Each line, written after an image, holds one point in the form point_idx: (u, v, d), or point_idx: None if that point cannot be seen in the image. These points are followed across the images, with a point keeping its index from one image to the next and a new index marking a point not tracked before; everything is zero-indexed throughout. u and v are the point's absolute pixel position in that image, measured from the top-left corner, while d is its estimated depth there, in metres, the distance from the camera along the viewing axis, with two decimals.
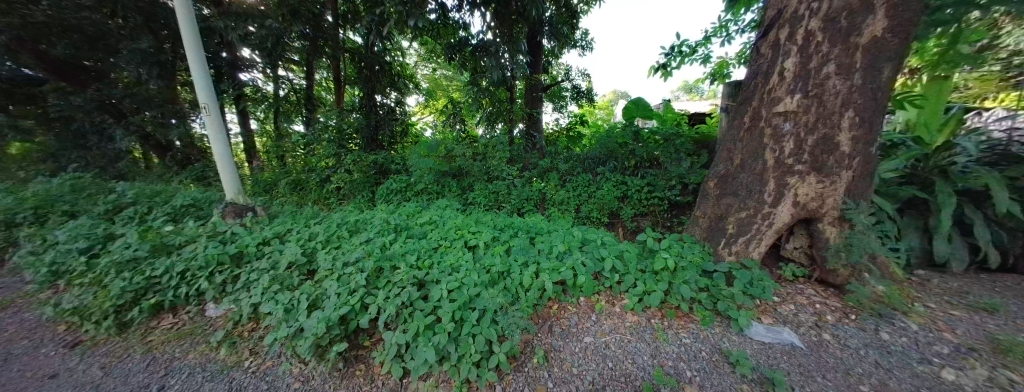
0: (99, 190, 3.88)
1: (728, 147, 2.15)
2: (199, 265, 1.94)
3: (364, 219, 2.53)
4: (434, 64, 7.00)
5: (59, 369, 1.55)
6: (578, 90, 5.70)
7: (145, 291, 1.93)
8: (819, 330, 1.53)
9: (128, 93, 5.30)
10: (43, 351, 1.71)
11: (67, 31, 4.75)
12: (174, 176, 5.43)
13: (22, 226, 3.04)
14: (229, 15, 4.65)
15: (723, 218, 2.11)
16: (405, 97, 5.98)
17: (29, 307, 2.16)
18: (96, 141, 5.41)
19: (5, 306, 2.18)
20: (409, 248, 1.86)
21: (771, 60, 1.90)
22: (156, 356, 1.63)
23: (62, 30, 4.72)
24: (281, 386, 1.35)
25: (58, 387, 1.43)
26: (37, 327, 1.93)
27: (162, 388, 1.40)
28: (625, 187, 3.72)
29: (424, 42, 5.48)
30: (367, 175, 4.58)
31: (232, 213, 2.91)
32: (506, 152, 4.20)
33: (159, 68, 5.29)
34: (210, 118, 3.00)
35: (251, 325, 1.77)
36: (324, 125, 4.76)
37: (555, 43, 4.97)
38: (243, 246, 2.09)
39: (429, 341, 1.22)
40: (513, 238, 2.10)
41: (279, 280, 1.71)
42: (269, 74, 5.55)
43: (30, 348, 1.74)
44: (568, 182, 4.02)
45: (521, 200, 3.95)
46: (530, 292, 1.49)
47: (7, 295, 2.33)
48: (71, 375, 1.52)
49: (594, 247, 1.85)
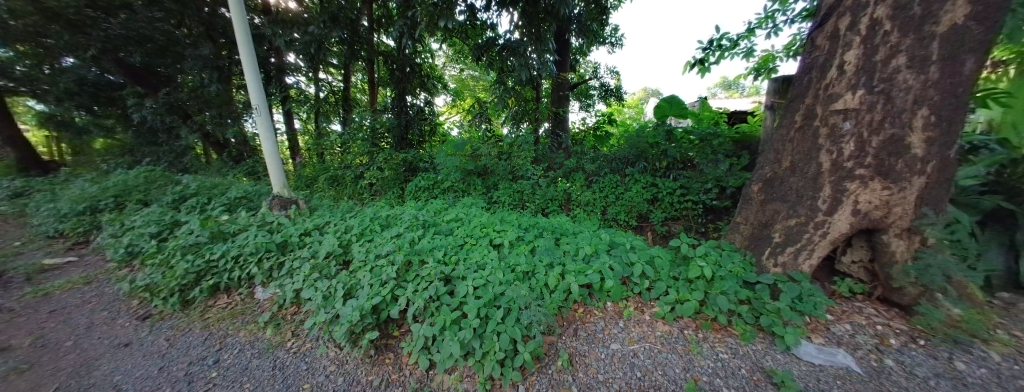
0: (167, 181, 4.36)
1: (775, 148, 2.01)
2: (250, 252, 2.13)
3: (394, 214, 2.65)
4: (461, 65, 7.18)
5: (132, 338, 1.81)
6: (605, 88, 5.57)
7: (204, 274, 2.15)
8: (879, 355, 1.36)
9: (192, 96, 6.00)
10: (120, 321, 1.98)
11: (141, 42, 5.50)
12: (230, 170, 5.98)
13: (105, 212, 3.56)
14: (277, 23, 5.08)
15: (767, 225, 1.98)
16: (434, 98, 6.19)
17: (109, 282, 2.50)
18: (166, 138, 6.25)
19: (91, 280, 2.54)
20: (437, 244, 1.91)
21: (828, 53, 1.73)
22: (213, 331, 1.81)
23: (137, 41, 5.46)
24: (318, 368, 1.44)
25: (131, 354, 1.67)
26: (115, 300, 2.23)
27: (217, 361, 1.57)
28: (655, 189, 3.61)
29: (453, 44, 5.62)
30: (397, 173, 4.78)
31: (278, 205, 3.15)
32: (531, 152, 4.21)
33: (219, 72, 5.82)
34: (261, 118, 3.28)
35: (293, 309, 1.90)
36: (359, 125, 5.03)
37: (584, 40, 4.86)
38: (288, 235, 2.26)
39: (455, 336, 1.24)
40: (538, 238, 2.09)
41: (319, 269, 1.83)
42: (311, 77, 5.97)
43: (109, 319, 2.02)
44: (594, 182, 3.97)
45: (545, 200, 3.93)
46: (555, 293, 1.46)
47: (90, 271, 2.72)
48: (139, 344, 1.76)
49: (622, 251, 1.79)
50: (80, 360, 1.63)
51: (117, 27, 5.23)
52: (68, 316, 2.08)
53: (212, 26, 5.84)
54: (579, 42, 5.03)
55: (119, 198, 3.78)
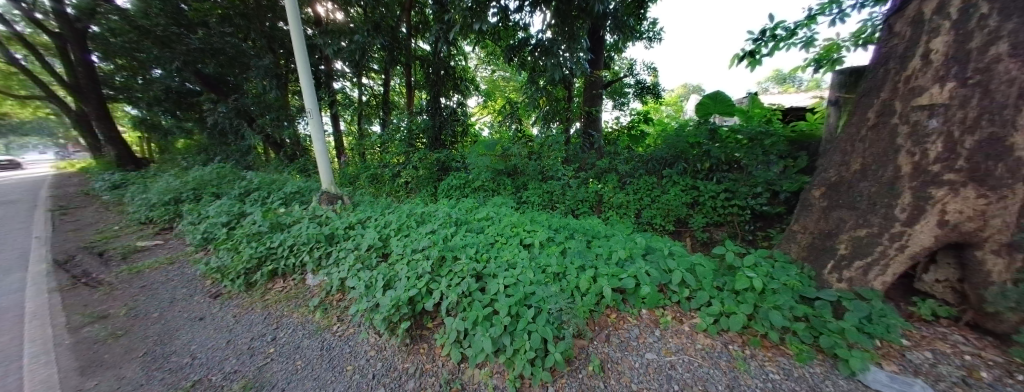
0: (234, 177, 4.95)
1: (842, 150, 1.82)
2: (303, 242, 2.36)
3: (429, 211, 2.75)
4: (493, 66, 7.29)
5: (206, 313, 2.10)
6: (642, 86, 5.33)
7: (264, 260, 2.40)
8: (967, 389, 1.09)
9: (256, 101, 6.76)
10: (197, 298, 2.30)
11: (215, 54, 6.35)
12: (285, 168, 6.62)
13: (186, 202, 4.13)
14: (328, 34, 5.60)
15: (831, 235, 1.77)
16: (466, 99, 6.34)
17: (188, 263, 2.90)
18: (234, 139, 7.13)
19: (174, 261, 2.97)
20: (469, 241, 1.96)
21: (910, 42, 1.54)
22: (271, 311, 2.03)
23: (213, 53, 6.34)
24: (359, 352, 1.55)
25: (206, 327, 1.94)
26: (193, 279, 2.58)
27: (274, 338, 1.76)
28: (696, 192, 3.41)
29: (486, 46, 5.72)
30: (431, 172, 4.99)
31: (326, 200, 3.42)
32: (561, 152, 4.19)
33: (278, 79, 6.44)
34: (312, 120, 3.61)
35: (338, 296, 2.05)
36: (397, 126, 5.33)
37: (619, 37, 4.63)
38: (335, 228, 2.46)
39: (486, 332, 1.27)
40: (569, 240, 2.06)
41: (361, 260, 1.97)
42: (355, 82, 6.42)
43: (187, 296, 2.34)
44: (628, 184, 3.84)
45: (575, 201, 3.86)
46: (587, 296, 1.43)
47: (174, 253, 3.17)
48: (212, 318, 2.04)
49: (659, 257, 1.71)
50: (167, 331, 1.93)
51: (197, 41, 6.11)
52: (156, 291, 2.44)
53: (273, 38, 6.48)
54: (613, 39, 4.85)
55: (197, 191, 4.35)
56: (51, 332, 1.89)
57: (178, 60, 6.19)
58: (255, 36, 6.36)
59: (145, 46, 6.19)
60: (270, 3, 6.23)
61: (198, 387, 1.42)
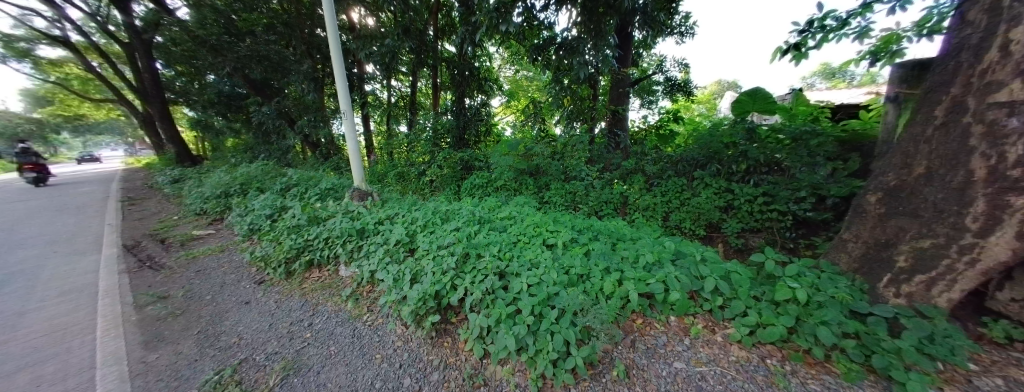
0: (276, 173, 5.35)
1: (905, 152, 1.64)
2: (336, 235, 2.51)
3: (453, 209, 2.82)
4: (517, 66, 7.30)
5: (250, 298, 2.29)
6: (672, 83, 5.12)
7: (302, 251, 2.58)
8: None
9: (295, 104, 7.26)
10: (243, 283, 2.52)
11: (261, 60, 6.83)
12: (320, 165, 7.05)
13: (235, 196, 4.54)
14: (361, 39, 5.88)
15: (889, 246, 1.59)
16: (490, 99, 6.40)
17: (236, 251, 3.18)
18: (276, 138, 7.69)
19: (224, 249, 3.27)
20: (492, 240, 1.99)
21: (986, 29, 1.35)
22: (308, 298, 2.17)
23: (259, 59, 6.82)
24: (387, 342, 1.63)
25: (249, 310, 2.12)
26: (240, 266, 2.83)
27: (311, 324, 1.89)
28: (730, 196, 3.23)
29: (510, 46, 5.74)
30: (455, 171, 5.10)
31: (357, 196, 3.60)
32: (585, 152, 4.13)
33: (316, 82, 6.91)
34: (346, 121, 3.81)
35: (368, 287, 2.15)
36: (423, 126, 5.51)
37: (649, 33, 4.42)
38: (366, 223, 2.59)
39: (509, 330, 1.28)
40: (593, 241, 2.02)
41: (390, 254, 2.07)
42: (384, 84, 6.71)
43: (235, 281, 2.57)
44: (655, 186, 3.73)
45: (599, 203, 3.79)
46: (611, 299, 1.39)
47: (224, 241, 3.49)
48: (255, 303, 2.22)
49: (690, 262, 1.63)
50: (217, 313, 2.13)
51: (246, 49, 6.59)
52: (208, 276, 2.70)
53: (311, 44, 6.94)
54: (642, 35, 4.68)
55: (244, 186, 4.76)
56: (125, 312, 2.17)
57: (230, 66, 6.78)
58: (297, 43, 6.84)
59: (202, 54, 6.87)
60: (309, 12, 6.66)
61: (243, 366, 1.57)
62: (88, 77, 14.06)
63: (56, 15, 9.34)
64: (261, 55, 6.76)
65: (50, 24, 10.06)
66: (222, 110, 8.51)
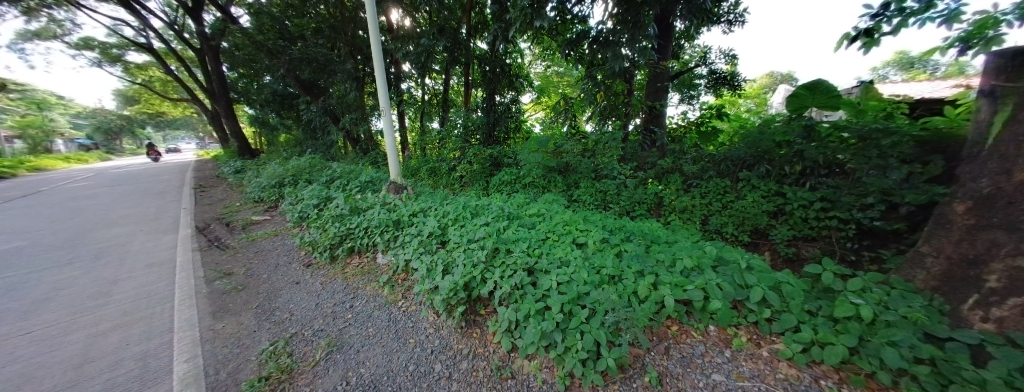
0: (321, 166, 5.81)
1: (1001, 154, 1.38)
2: (376, 225, 2.68)
3: (483, 204, 2.87)
4: (549, 62, 7.22)
5: (299, 279, 2.51)
6: (716, 76, 4.75)
7: (345, 238, 2.79)
8: None
9: (339, 102, 7.79)
10: (294, 265, 2.78)
11: (310, 62, 7.31)
12: (359, 159, 7.52)
13: (287, 186, 5.00)
14: (398, 39, 6.13)
15: (980, 264, 1.35)
16: (521, 96, 6.40)
17: (288, 236, 3.51)
18: (324, 135, 8.53)
19: (278, 233, 3.62)
20: (521, 236, 2.00)
21: None
22: (350, 282, 2.34)
23: (308, 61, 7.32)
24: (420, 328, 1.71)
25: (299, 290, 2.33)
26: (291, 250, 3.12)
27: (352, 306, 2.04)
28: (780, 200, 2.96)
29: (542, 41, 5.67)
30: (484, 167, 5.19)
31: (394, 189, 3.79)
32: (618, 150, 3.99)
33: (357, 81, 7.36)
34: (384, 117, 4.02)
35: (402, 275, 2.27)
36: (454, 123, 5.65)
37: (693, 22, 4.11)
38: (402, 214, 2.73)
39: (538, 326, 1.28)
40: (625, 242, 1.96)
41: (424, 245, 2.16)
42: (418, 82, 6.95)
43: (287, 263, 2.84)
44: (694, 187, 3.54)
45: (631, 203, 3.66)
46: (645, 303, 1.33)
47: (278, 227, 3.87)
48: (303, 284, 2.44)
49: (734, 270, 1.53)
50: (273, 290, 2.38)
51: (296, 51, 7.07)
52: (265, 257, 3.01)
53: (354, 45, 7.35)
54: (684, 26, 4.39)
55: (296, 177, 5.23)
56: (198, 285, 2.50)
57: (283, 67, 7.36)
58: (341, 44, 7.28)
59: (261, 57, 7.58)
60: (352, 15, 7.09)
61: (294, 339, 1.75)
62: (168, 79, 16.22)
63: (142, 26, 10.84)
64: (309, 57, 7.22)
65: (138, 33, 11.68)
66: (277, 108, 9.39)
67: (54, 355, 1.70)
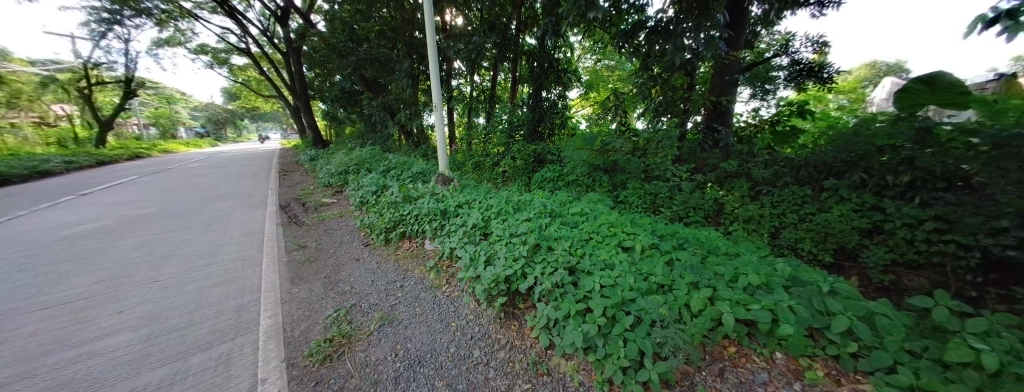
0: (379, 156, 6.37)
1: None
2: (425, 213, 2.87)
3: (526, 200, 2.89)
4: (600, 55, 6.92)
5: (358, 257, 2.81)
6: (800, 67, 4.09)
7: (398, 224, 3.04)
8: None
9: (396, 98, 8.43)
10: (354, 244, 3.11)
11: (373, 61, 8.01)
12: (411, 151, 8.07)
13: (351, 173, 5.59)
14: (452, 37, 6.40)
15: None
16: (568, 91, 6.24)
17: (350, 217, 3.94)
18: (382, 128, 9.27)
19: (342, 215, 4.08)
20: (564, 234, 1.97)
21: None
22: (400, 264, 2.55)
23: (372, 61, 8.02)
24: (461, 314, 1.80)
25: (358, 267, 2.61)
26: (352, 230, 3.50)
27: (402, 285, 2.22)
28: (879, 215, 2.47)
29: (594, 34, 5.44)
30: (527, 163, 5.21)
31: (442, 181, 4.00)
32: (673, 150, 3.70)
33: (413, 79, 7.89)
34: (435, 112, 4.25)
35: (447, 262, 2.40)
36: (499, 119, 5.75)
37: (775, 5, 3.55)
38: (448, 205, 2.88)
39: (578, 327, 1.26)
40: (677, 250, 1.82)
41: (468, 235, 2.26)
42: (467, 79, 7.19)
43: (349, 241, 3.20)
44: (763, 195, 3.16)
45: (685, 208, 3.38)
46: (698, 318, 1.22)
47: (343, 209, 4.37)
48: (361, 261, 2.72)
49: (810, 293, 1.32)
50: (337, 265, 2.70)
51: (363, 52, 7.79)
52: (332, 235, 3.43)
53: (412, 44, 7.85)
54: (763, 10, 3.82)
55: (358, 166, 5.82)
56: (281, 254, 2.95)
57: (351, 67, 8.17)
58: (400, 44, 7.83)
59: (334, 59, 8.51)
60: (411, 16, 7.55)
61: (353, 310, 1.97)
62: (262, 78, 19.15)
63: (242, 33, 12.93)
64: (373, 56, 7.90)
65: (241, 39, 13.92)
66: (345, 103, 10.51)
67: (180, 299, 2.15)
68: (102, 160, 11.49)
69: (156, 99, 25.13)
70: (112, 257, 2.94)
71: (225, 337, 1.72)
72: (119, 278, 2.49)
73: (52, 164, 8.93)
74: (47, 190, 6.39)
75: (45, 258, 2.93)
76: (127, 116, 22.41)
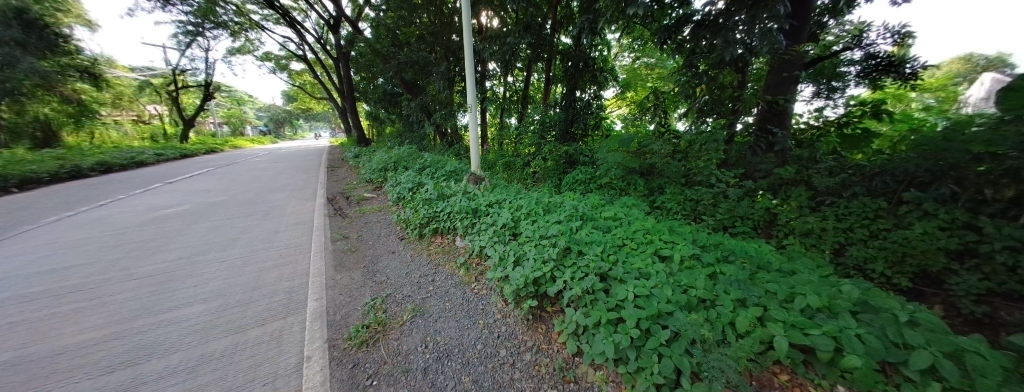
0: (416, 155, 6.69)
1: None
2: (457, 211, 2.96)
3: (556, 202, 2.86)
4: (639, 53, 6.61)
5: (394, 249, 2.98)
6: (876, 61, 3.56)
7: (431, 221, 3.16)
8: None
9: (433, 99, 8.78)
10: (390, 237, 3.30)
11: (412, 64, 8.40)
12: (445, 150, 8.37)
13: (390, 170, 5.94)
14: (487, 39, 6.51)
15: None
16: (603, 91, 6.05)
17: (388, 212, 4.18)
18: (419, 128, 9.71)
19: (381, 209, 4.34)
20: (596, 239, 1.92)
21: None
22: (432, 259, 2.65)
23: (411, 64, 8.43)
24: (489, 312, 1.82)
25: (394, 259, 2.77)
26: (389, 224, 3.72)
27: (435, 279, 2.31)
28: (979, 235, 2.07)
29: (633, 31, 5.20)
30: (558, 164, 5.15)
31: (473, 180, 4.09)
32: (719, 153, 3.42)
33: (449, 81, 8.17)
34: (469, 113, 4.35)
35: (476, 259, 2.45)
36: (531, 119, 5.73)
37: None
38: (479, 204, 2.94)
39: (610, 337, 1.22)
40: (721, 262, 1.69)
41: (498, 235, 2.29)
42: (501, 80, 7.28)
43: (387, 234, 3.40)
44: (826, 207, 2.82)
45: (730, 217, 3.11)
46: (745, 340, 1.11)
47: (382, 204, 4.66)
48: (396, 254, 2.88)
49: (884, 322, 1.14)
50: (376, 256, 2.89)
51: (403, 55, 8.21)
52: (372, 227, 3.67)
53: (449, 47, 8.11)
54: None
55: (397, 163, 6.16)
56: (328, 243, 3.22)
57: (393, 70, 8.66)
58: (438, 47, 8.14)
59: (378, 63, 9.08)
60: (449, 20, 7.83)
61: (388, 299, 2.09)
62: (316, 82, 21.04)
63: (300, 41, 14.33)
64: (412, 60, 8.29)
65: (299, 47, 15.41)
66: (386, 105, 11.17)
67: (245, 278, 2.44)
68: (186, 154, 13.39)
69: (230, 101, 28.73)
70: (192, 238, 3.42)
71: (279, 315, 1.92)
72: (197, 257, 2.89)
73: (149, 157, 10.61)
74: (146, 178, 7.61)
75: (143, 236, 3.49)
76: (207, 116, 25.89)
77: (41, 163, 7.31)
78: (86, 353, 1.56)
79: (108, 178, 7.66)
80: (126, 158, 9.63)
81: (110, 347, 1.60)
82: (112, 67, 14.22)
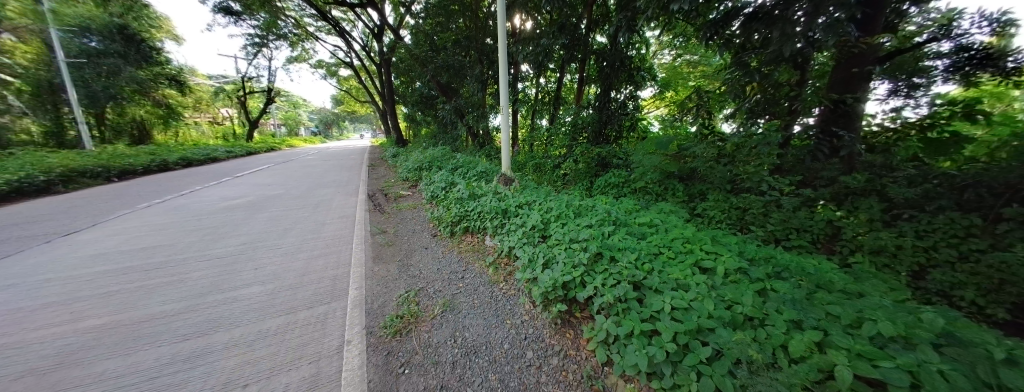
0: (449, 155, 6.92)
1: None
2: (488, 211, 3.02)
3: (587, 205, 2.79)
4: (681, 50, 6.23)
5: (427, 245, 3.11)
6: (966, 54, 2.98)
7: (462, 220, 3.25)
8: None
9: (466, 101, 9.03)
10: (423, 234, 3.44)
11: (448, 68, 8.66)
12: (476, 151, 8.56)
13: (424, 170, 6.21)
14: (520, 41, 6.56)
15: None
16: (640, 91, 5.79)
17: (422, 209, 4.37)
18: (453, 129, 10.04)
19: (415, 207, 4.56)
20: (630, 246, 1.85)
21: None
22: (462, 257, 2.73)
23: (447, 68, 8.68)
24: (517, 313, 1.83)
25: (426, 255, 2.89)
26: (423, 221, 3.89)
27: (465, 276, 2.37)
28: None
29: (676, 26, 4.91)
30: (590, 167, 5.03)
31: (504, 181, 4.14)
32: (771, 158, 3.12)
33: (482, 83, 8.32)
34: (502, 114, 4.40)
35: (505, 259, 2.47)
36: (563, 121, 5.65)
37: None
38: (509, 205, 2.96)
39: (643, 349, 1.17)
40: (772, 278, 1.54)
41: (528, 237, 2.29)
42: (533, 81, 7.29)
43: (421, 230, 3.56)
44: (905, 221, 2.45)
45: (782, 228, 2.82)
46: (798, 366, 0.99)
47: (417, 201, 4.88)
48: (429, 250, 3.00)
49: (979, 360, 0.96)
50: (410, 250, 3.04)
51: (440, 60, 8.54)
52: (407, 224, 3.87)
53: (483, 50, 8.29)
54: None
55: (431, 163, 6.42)
56: (367, 236, 3.45)
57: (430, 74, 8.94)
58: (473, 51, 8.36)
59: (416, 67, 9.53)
60: (483, 24, 8.01)
61: (421, 293, 2.18)
62: (360, 87, 22.64)
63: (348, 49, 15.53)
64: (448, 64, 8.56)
65: (348, 55, 16.73)
66: (423, 107, 11.68)
67: (297, 265, 2.70)
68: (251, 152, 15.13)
69: (288, 104, 31.97)
70: (253, 226, 3.86)
71: (324, 300, 2.10)
72: (257, 243, 3.25)
73: (222, 154, 12.17)
74: (220, 172, 8.74)
75: (215, 223, 4.01)
76: (269, 118, 29.04)
77: (139, 157, 8.69)
78: (168, 321, 1.83)
79: (190, 171, 8.92)
80: (204, 154, 11.15)
81: (186, 318, 1.86)
82: (194, 75, 16.49)
